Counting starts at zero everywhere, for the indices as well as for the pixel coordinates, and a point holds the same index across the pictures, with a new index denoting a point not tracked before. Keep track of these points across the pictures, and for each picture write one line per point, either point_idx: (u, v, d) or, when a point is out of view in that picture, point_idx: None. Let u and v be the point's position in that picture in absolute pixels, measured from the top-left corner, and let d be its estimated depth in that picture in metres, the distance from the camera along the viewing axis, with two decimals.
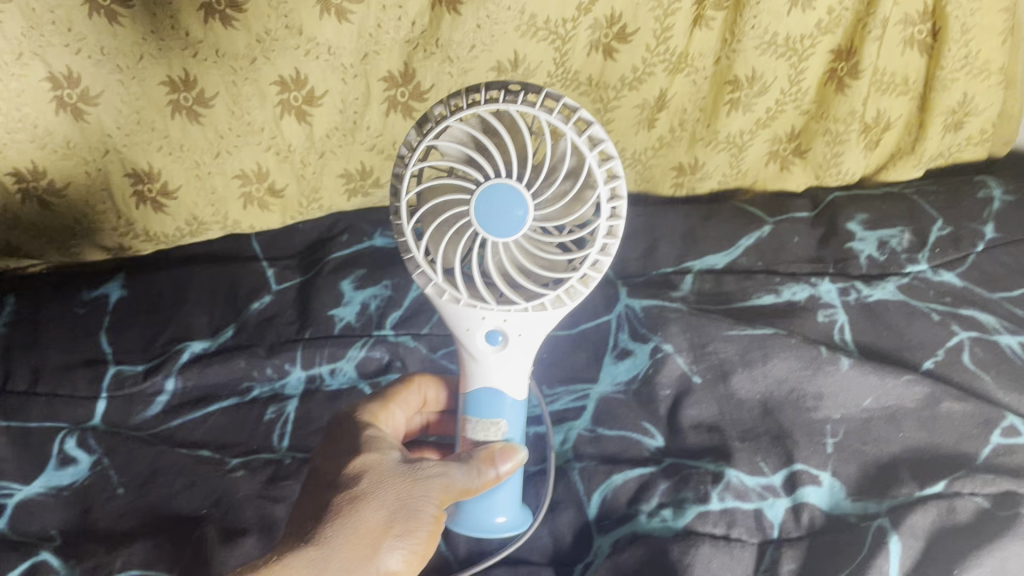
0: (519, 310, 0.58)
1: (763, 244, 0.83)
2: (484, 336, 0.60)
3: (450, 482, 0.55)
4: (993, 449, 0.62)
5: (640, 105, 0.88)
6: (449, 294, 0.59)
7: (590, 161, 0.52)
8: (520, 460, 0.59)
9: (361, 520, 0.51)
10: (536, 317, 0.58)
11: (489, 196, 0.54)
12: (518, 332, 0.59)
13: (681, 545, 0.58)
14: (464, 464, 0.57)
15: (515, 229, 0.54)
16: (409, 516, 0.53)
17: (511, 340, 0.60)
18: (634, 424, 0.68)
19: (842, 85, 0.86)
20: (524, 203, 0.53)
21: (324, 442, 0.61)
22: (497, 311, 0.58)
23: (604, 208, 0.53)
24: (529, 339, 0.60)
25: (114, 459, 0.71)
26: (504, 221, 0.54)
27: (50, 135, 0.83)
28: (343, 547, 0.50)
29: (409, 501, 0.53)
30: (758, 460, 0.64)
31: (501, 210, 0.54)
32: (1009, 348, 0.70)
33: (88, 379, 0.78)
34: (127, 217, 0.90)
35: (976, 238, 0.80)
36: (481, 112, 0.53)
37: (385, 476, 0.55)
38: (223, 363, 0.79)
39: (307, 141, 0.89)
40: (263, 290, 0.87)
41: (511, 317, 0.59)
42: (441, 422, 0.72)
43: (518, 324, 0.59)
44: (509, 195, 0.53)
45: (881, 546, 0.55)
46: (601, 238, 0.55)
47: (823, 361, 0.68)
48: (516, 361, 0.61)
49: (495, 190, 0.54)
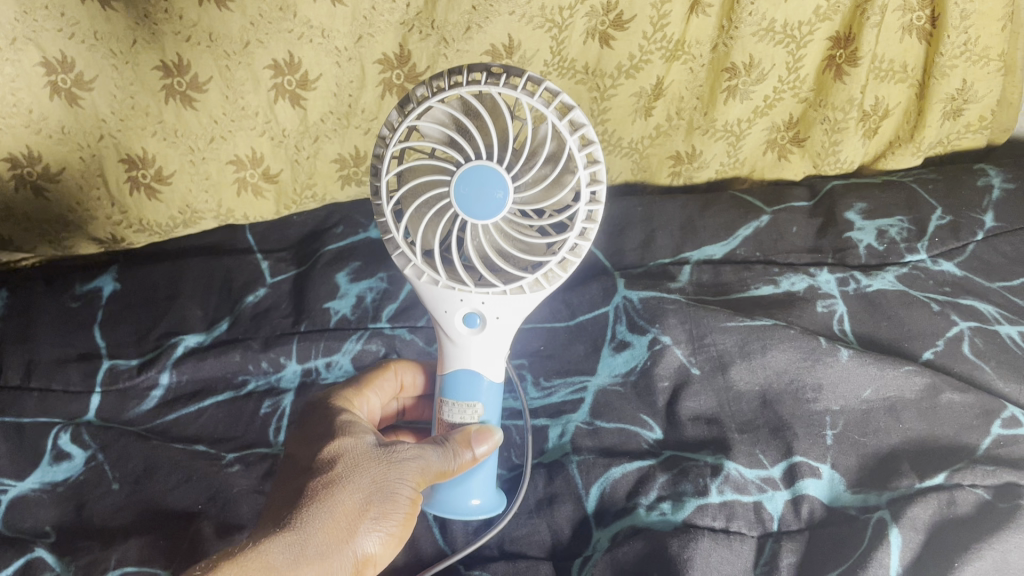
0: (500, 293, 0.58)
1: (761, 234, 0.83)
2: (462, 318, 0.59)
3: (426, 464, 0.55)
4: (994, 440, 0.61)
5: (637, 93, 0.88)
6: (428, 276, 0.59)
7: (570, 146, 0.51)
8: (495, 443, 0.59)
9: (338, 504, 0.50)
10: (515, 300, 0.58)
11: (470, 177, 0.53)
12: (497, 314, 0.59)
13: (680, 539, 0.57)
14: (440, 446, 0.57)
15: (497, 212, 0.53)
16: (386, 499, 0.52)
17: (488, 323, 0.59)
18: (632, 417, 0.68)
19: (841, 72, 0.85)
20: (505, 187, 0.52)
21: (297, 430, 0.59)
22: (476, 293, 0.58)
23: (583, 192, 0.53)
24: (507, 322, 0.59)
25: (109, 455, 0.70)
26: (484, 205, 0.53)
27: (44, 120, 0.82)
28: (319, 531, 0.49)
29: (385, 485, 0.52)
30: (757, 452, 0.63)
31: (479, 192, 0.53)
32: (1009, 337, 0.69)
33: (82, 373, 0.78)
34: (121, 205, 0.90)
35: (976, 226, 0.79)
36: (463, 93, 0.52)
37: (360, 460, 0.54)
38: (218, 356, 0.78)
39: (301, 125, 0.88)
40: (258, 282, 0.86)
41: (490, 299, 0.58)
42: (418, 406, 0.72)
43: (496, 306, 0.58)
44: (490, 178, 0.52)
45: (882, 539, 0.55)
46: (581, 222, 0.54)
47: (823, 352, 0.68)
48: (494, 344, 0.60)
49: (477, 172, 0.52)
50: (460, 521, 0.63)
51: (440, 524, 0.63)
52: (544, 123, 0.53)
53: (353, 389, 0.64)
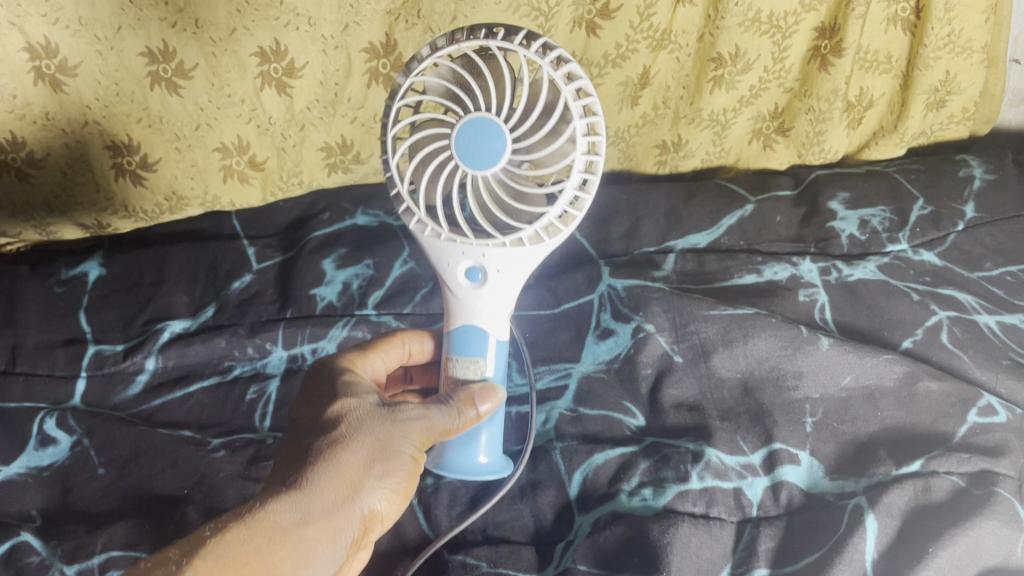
0: (499, 247, 0.58)
1: (745, 222, 0.83)
2: (463, 273, 0.59)
3: (430, 423, 0.55)
4: (970, 428, 0.62)
5: (623, 82, 0.88)
6: (432, 230, 0.59)
7: (566, 96, 0.51)
8: (499, 400, 0.58)
9: (341, 463, 0.51)
10: (515, 253, 0.58)
11: (468, 129, 0.53)
12: (496, 268, 0.58)
13: (660, 525, 0.58)
14: (444, 404, 0.57)
15: (498, 163, 0.53)
16: (390, 457, 0.52)
17: (490, 277, 0.59)
18: (616, 403, 0.69)
19: (826, 63, 0.86)
20: (503, 137, 0.53)
21: (304, 390, 0.59)
22: (477, 246, 0.58)
23: (579, 142, 0.52)
24: (508, 277, 0.59)
25: (94, 439, 0.71)
26: (483, 157, 0.53)
27: (29, 106, 0.82)
28: (323, 491, 0.49)
29: (389, 443, 0.53)
30: (737, 439, 0.64)
31: (478, 141, 0.53)
32: (988, 328, 0.70)
33: (68, 358, 0.79)
34: (106, 190, 0.89)
35: (957, 216, 0.80)
36: (464, 46, 0.52)
37: (364, 419, 0.53)
38: (204, 342, 0.79)
39: (287, 113, 0.88)
40: (243, 269, 0.86)
41: (489, 251, 0.58)
42: (424, 372, 0.74)
43: (497, 259, 0.58)
44: (488, 130, 0.52)
45: (858, 525, 0.56)
46: (579, 174, 0.54)
47: (803, 341, 0.68)
48: (495, 299, 0.60)
49: (473, 123, 0.53)
50: (446, 507, 0.64)
51: (424, 507, 0.64)
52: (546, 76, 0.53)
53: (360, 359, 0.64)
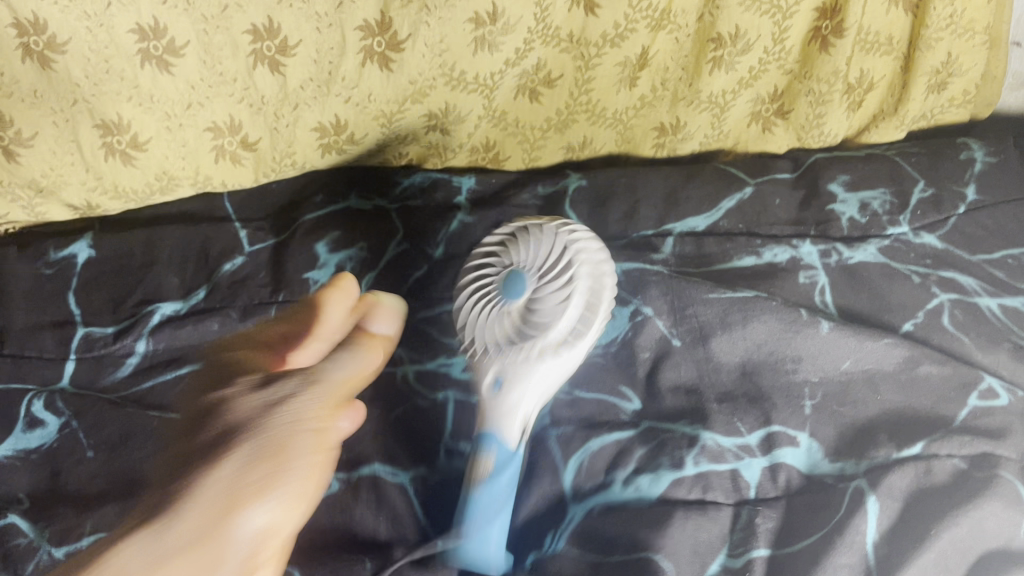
0: (527, 357, 0.62)
1: (745, 205, 0.82)
2: (489, 380, 0.63)
3: (316, 367, 0.49)
4: (970, 411, 0.62)
5: (622, 63, 0.87)
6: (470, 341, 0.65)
7: (576, 253, 0.65)
8: (380, 351, 0.59)
9: (237, 409, 0.43)
10: (531, 365, 0.62)
11: (504, 295, 0.65)
12: (523, 380, 0.62)
13: (655, 518, 0.57)
14: (345, 354, 0.55)
15: (523, 294, 0.64)
16: (289, 386, 0.45)
17: (507, 384, 0.62)
18: (611, 388, 0.68)
19: (826, 44, 0.85)
20: (531, 278, 0.65)
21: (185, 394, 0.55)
22: (500, 355, 0.63)
23: (579, 287, 0.63)
24: (534, 390, 0.62)
25: (83, 422, 0.70)
26: (514, 291, 0.65)
27: (16, 84, 0.80)
28: (223, 441, 0.40)
29: (281, 379, 0.46)
30: (735, 420, 0.63)
31: (517, 288, 0.65)
32: (989, 310, 0.69)
33: (56, 340, 0.78)
34: (96, 170, 0.87)
35: (958, 199, 0.79)
36: (530, 225, 0.69)
37: (240, 379, 0.46)
38: (195, 325, 0.78)
39: (281, 92, 0.86)
40: (235, 251, 0.85)
41: (516, 359, 0.62)
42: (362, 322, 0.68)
43: (517, 367, 0.62)
44: (519, 277, 0.65)
45: (860, 505, 0.55)
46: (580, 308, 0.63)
47: (804, 324, 0.67)
48: (521, 409, 0.62)
49: (509, 281, 0.65)
50: None
51: (421, 496, 0.63)
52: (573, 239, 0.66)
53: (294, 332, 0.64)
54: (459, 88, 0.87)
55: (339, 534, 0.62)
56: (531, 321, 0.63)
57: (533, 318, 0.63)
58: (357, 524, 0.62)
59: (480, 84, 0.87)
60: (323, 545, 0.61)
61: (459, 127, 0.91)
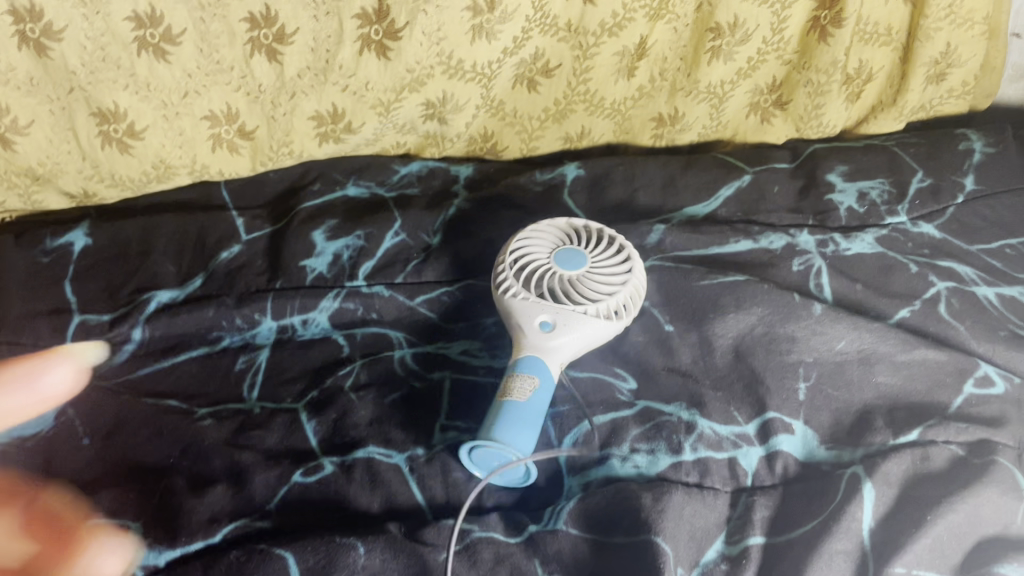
0: (579, 311, 0.65)
1: (742, 194, 0.82)
2: (537, 323, 0.65)
3: None
4: (965, 399, 0.62)
5: (620, 53, 0.86)
6: (520, 293, 0.67)
7: (627, 248, 0.71)
8: None
9: None
10: (586, 320, 0.65)
11: (562, 262, 0.68)
12: (571, 331, 0.64)
13: (652, 495, 0.57)
14: None
15: (583, 266, 0.68)
16: None
17: (562, 330, 0.64)
18: (607, 368, 0.68)
19: (825, 34, 0.84)
20: (588, 256, 0.69)
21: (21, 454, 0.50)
22: (554, 305, 0.65)
23: (630, 264, 0.69)
24: (579, 339, 0.64)
25: (79, 409, 0.70)
26: (572, 262, 0.68)
27: (12, 71, 0.79)
28: None
29: None
30: (732, 409, 0.63)
31: (572, 264, 0.68)
32: (986, 299, 0.69)
33: (52, 327, 0.77)
34: (93, 159, 0.87)
35: (956, 189, 0.79)
36: (578, 223, 0.73)
37: None
38: (191, 312, 0.77)
39: (278, 80, 0.85)
40: (232, 239, 0.85)
41: (567, 311, 0.65)
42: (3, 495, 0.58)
43: (572, 317, 0.65)
44: (577, 254, 0.69)
45: (855, 493, 0.55)
46: (629, 286, 0.68)
47: (796, 306, 0.68)
48: (560, 355, 0.64)
49: (568, 254, 0.69)
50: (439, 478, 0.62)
51: (416, 475, 0.63)
52: (619, 240, 0.72)
53: (229, 422, 0.67)
54: (456, 77, 0.87)
55: (331, 511, 0.61)
56: (585, 288, 0.67)
57: (587, 286, 0.67)
58: (350, 499, 0.61)
59: (478, 73, 0.87)
60: (313, 521, 0.60)
61: (457, 116, 0.90)
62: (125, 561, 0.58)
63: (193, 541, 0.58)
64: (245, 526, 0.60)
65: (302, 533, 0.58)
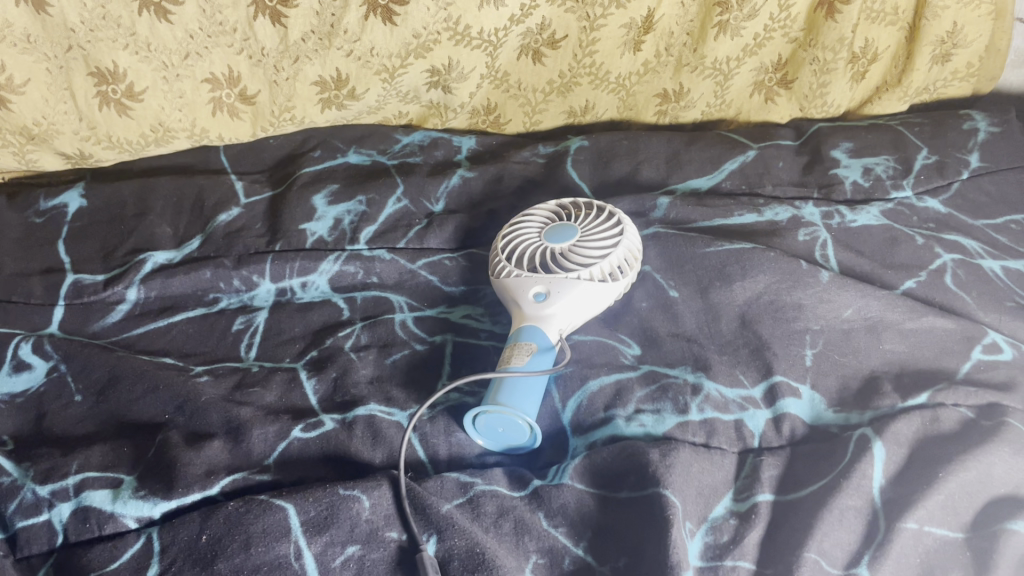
0: (572, 278, 0.65)
1: (747, 167, 0.82)
2: (532, 295, 0.65)
3: None
4: (973, 365, 0.62)
5: (627, 25, 0.86)
6: (512, 272, 0.67)
7: (620, 214, 0.70)
8: None
9: None
10: (578, 283, 0.64)
11: (551, 236, 0.68)
12: (566, 296, 0.64)
13: (659, 450, 0.56)
14: None
15: (571, 235, 0.68)
16: None
17: (554, 297, 0.64)
18: (612, 334, 0.68)
19: (833, 11, 0.84)
20: (577, 228, 0.69)
21: None
22: (544, 277, 0.65)
23: (624, 230, 0.68)
24: (575, 302, 0.64)
25: (71, 366, 0.68)
26: (561, 235, 0.68)
27: (9, 27, 0.78)
28: None
29: None
30: (737, 372, 0.63)
31: (562, 236, 0.68)
32: (992, 271, 0.69)
33: (45, 286, 0.76)
34: (90, 120, 0.85)
35: (962, 165, 0.79)
36: (571, 202, 0.73)
37: None
38: (188, 273, 0.76)
39: (281, 44, 0.85)
40: (230, 203, 0.84)
41: (560, 279, 0.65)
42: None
43: (563, 283, 0.65)
44: (565, 226, 0.69)
45: (865, 452, 0.54)
46: (623, 250, 0.67)
47: (803, 274, 0.67)
48: (560, 321, 0.64)
49: (557, 229, 0.69)
50: (443, 436, 0.61)
51: (418, 433, 0.61)
52: (614, 210, 0.71)
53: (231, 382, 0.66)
54: (463, 43, 0.86)
55: (332, 467, 0.60)
56: (576, 255, 0.67)
57: (578, 253, 0.67)
58: (352, 454, 0.60)
59: (484, 40, 0.86)
60: (314, 476, 0.59)
61: (461, 85, 0.90)
62: (119, 513, 0.56)
63: (190, 492, 0.57)
64: (242, 479, 0.58)
65: (303, 486, 0.57)
